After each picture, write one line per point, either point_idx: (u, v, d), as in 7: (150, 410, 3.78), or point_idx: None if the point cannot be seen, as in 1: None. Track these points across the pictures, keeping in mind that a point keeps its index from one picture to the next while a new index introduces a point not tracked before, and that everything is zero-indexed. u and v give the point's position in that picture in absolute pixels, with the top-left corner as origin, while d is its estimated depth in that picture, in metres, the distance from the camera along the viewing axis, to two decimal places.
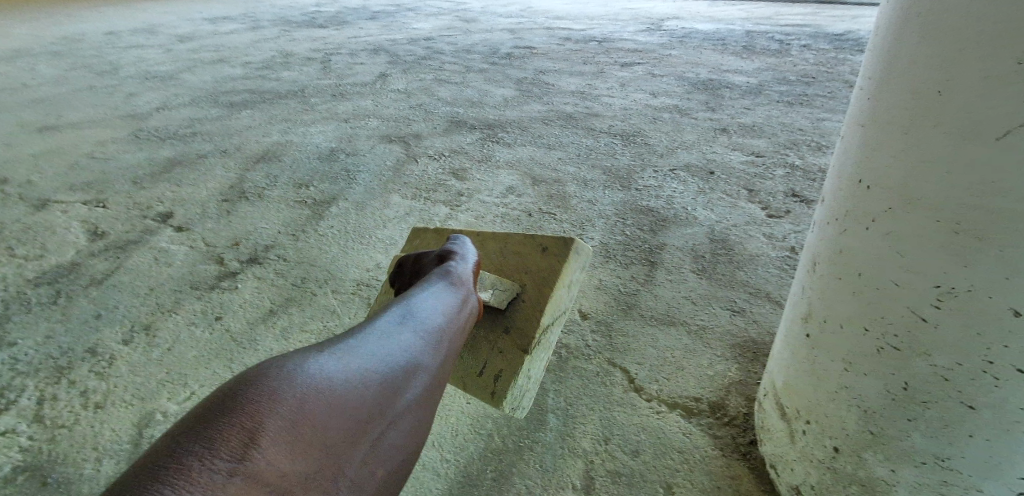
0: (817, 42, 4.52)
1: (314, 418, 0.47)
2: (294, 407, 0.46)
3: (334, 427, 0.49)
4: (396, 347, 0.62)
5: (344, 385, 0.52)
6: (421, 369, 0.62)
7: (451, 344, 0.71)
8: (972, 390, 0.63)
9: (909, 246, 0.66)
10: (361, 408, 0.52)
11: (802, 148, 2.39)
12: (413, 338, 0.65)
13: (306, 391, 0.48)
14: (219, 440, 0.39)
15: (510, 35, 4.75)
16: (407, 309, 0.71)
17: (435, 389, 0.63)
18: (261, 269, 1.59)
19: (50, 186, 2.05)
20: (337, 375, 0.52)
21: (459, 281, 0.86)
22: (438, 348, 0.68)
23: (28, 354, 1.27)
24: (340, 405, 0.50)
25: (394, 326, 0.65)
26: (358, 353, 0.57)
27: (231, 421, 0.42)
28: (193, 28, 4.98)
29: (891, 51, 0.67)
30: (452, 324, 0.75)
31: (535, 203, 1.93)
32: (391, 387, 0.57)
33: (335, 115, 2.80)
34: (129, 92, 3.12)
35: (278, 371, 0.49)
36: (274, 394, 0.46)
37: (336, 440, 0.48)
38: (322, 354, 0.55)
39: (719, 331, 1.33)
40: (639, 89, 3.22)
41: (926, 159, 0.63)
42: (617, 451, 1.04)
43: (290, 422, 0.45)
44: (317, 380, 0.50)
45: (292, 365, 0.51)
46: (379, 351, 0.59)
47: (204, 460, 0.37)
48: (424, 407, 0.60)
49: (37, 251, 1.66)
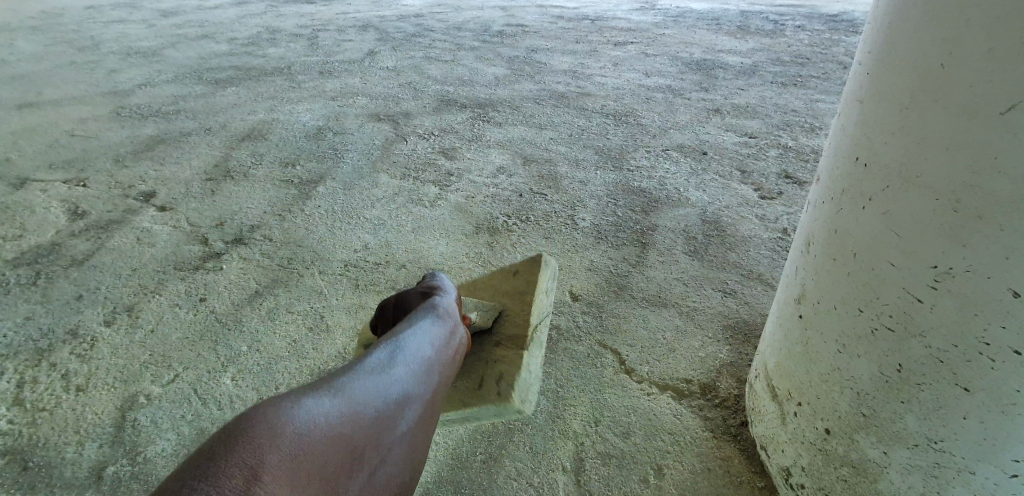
0: (811, 23, 4.48)
1: (315, 454, 0.45)
2: (297, 443, 0.44)
3: (331, 464, 0.47)
4: (392, 378, 0.60)
5: (343, 421, 0.50)
6: (414, 404, 0.60)
7: (441, 377, 0.69)
8: (966, 372, 0.62)
9: (910, 230, 0.64)
10: (356, 444, 0.50)
11: (795, 129, 2.37)
12: (408, 369, 0.63)
13: (308, 428, 0.46)
14: (228, 473, 0.37)
15: (502, 12, 4.67)
16: (401, 338, 0.69)
17: (426, 424, 0.61)
18: (247, 249, 1.56)
19: (28, 164, 1.99)
20: (336, 412, 0.50)
21: (449, 309, 0.84)
22: (430, 381, 0.66)
23: (8, 337, 1.24)
24: (337, 444, 0.48)
25: (389, 357, 0.63)
26: (355, 384, 0.55)
27: (238, 455, 0.39)
28: (177, 3, 4.84)
29: (892, 26, 0.65)
30: (444, 354, 0.72)
31: (526, 183, 1.90)
32: (386, 422, 0.55)
33: (322, 93, 2.74)
34: (110, 68, 3.04)
35: (278, 403, 0.47)
36: (275, 429, 0.44)
37: (331, 476, 0.46)
38: (321, 387, 0.52)
39: (710, 313, 1.32)
40: (632, 69, 3.18)
41: (933, 140, 0.60)
42: (608, 433, 1.04)
43: (293, 459, 0.43)
44: (318, 417, 0.48)
45: (291, 398, 0.48)
46: (375, 383, 0.57)
47: (215, 493, 0.35)
48: (415, 442, 0.58)
49: (16, 231, 1.61)
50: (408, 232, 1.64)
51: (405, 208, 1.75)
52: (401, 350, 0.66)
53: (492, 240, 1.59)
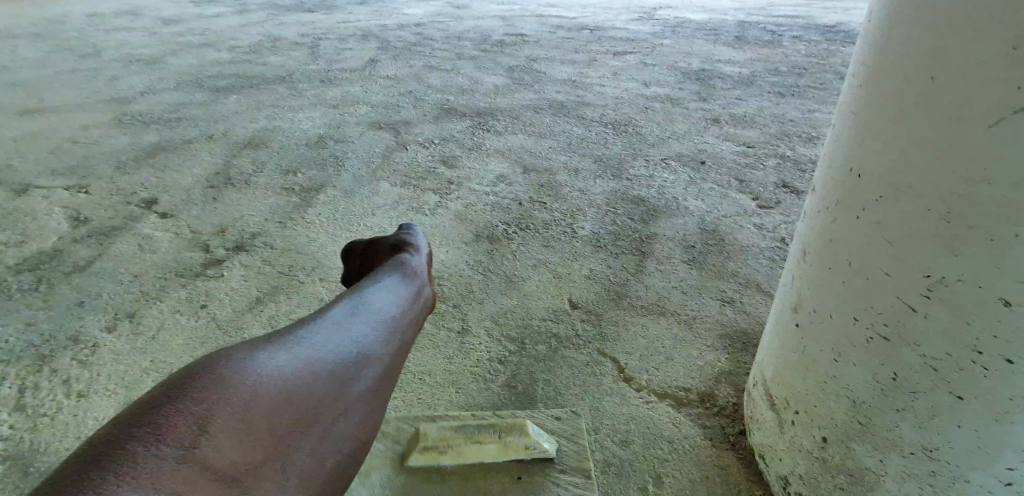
0: (808, 34, 4.52)
1: (261, 408, 0.48)
2: (243, 398, 0.47)
3: (282, 418, 0.50)
4: (352, 336, 0.63)
5: (294, 377, 0.53)
6: (374, 360, 0.63)
7: (407, 333, 0.72)
8: (960, 381, 0.63)
9: (902, 238, 0.66)
10: (309, 398, 0.54)
11: (793, 139, 2.39)
12: (369, 327, 0.66)
13: (256, 383, 0.49)
14: (167, 425, 0.40)
15: (501, 22, 4.70)
16: (363, 298, 0.71)
17: (387, 379, 0.64)
18: (248, 256, 1.57)
19: (30, 170, 2.00)
20: (286, 368, 0.53)
21: (416, 272, 0.88)
22: (394, 337, 0.68)
23: (9, 342, 1.24)
24: (287, 398, 0.51)
25: (349, 314, 0.66)
26: (310, 343, 0.58)
27: (179, 409, 0.43)
28: (179, 11, 4.88)
29: (884, 36, 0.67)
30: (409, 313, 0.75)
31: (525, 192, 1.92)
32: (341, 378, 0.58)
33: (324, 101, 2.76)
34: (112, 75, 3.05)
35: (228, 360, 0.50)
36: (222, 383, 0.47)
37: (282, 429, 0.50)
38: (275, 345, 0.55)
39: (708, 322, 1.33)
40: (631, 78, 3.21)
41: (924, 148, 0.61)
42: (607, 441, 1.04)
43: (239, 414, 0.46)
44: (266, 373, 0.51)
45: (241, 353, 0.52)
46: (332, 341, 0.60)
47: (151, 446, 0.38)
48: (376, 396, 0.62)
49: (18, 237, 1.62)
50: None
51: (405, 216, 1.76)
52: (362, 309, 0.68)
53: (492, 249, 1.60)
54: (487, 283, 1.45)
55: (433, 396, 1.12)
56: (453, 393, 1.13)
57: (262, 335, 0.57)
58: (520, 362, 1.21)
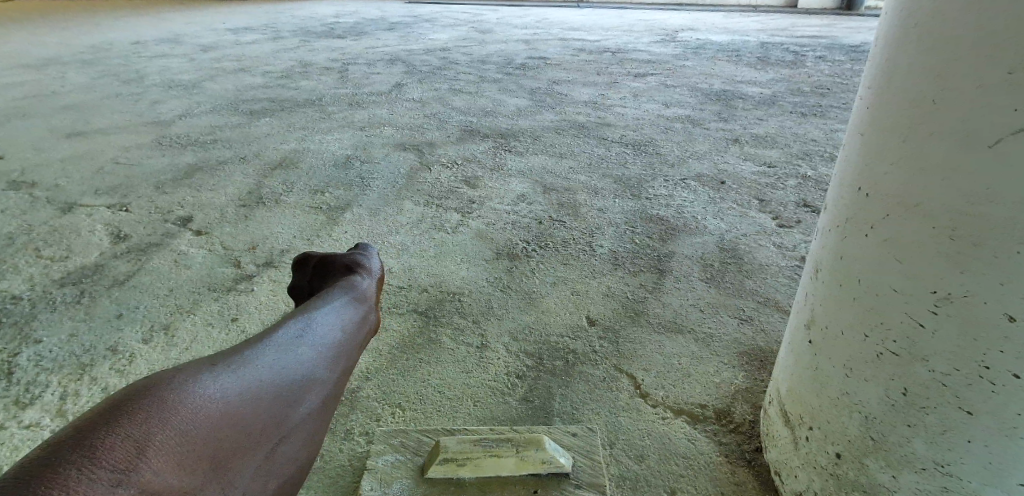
0: (832, 54, 4.52)
1: (203, 430, 0.59)
2: (185, 422, 0.57)
3: (224, 438, 0.61)
4: (292, 362, 0.75)
5: (235, 399, 0.65)
6: (316, 387, 0.76)
7: (346, 359, 0.86)
8: (970, 396, 0.64)
9: (906, 254, 0.67)
10: (248, 421, 0.65)
11: (815, 159, 2.39)
12: (310, 352, 0.80)
13: (197, 405, 0.60)
14: (102, 449, 0.49)
15: (524, 46, 4.81)
16: (307, 325, 0.85)
17: (328, 402, 0.77)
18: (277, 272, 1.63)
19: (76, 189, 2.11)
20: (227, 395, 0.64)
21: (364, 298, 1.04)
22: (334, 365, 0.82)
23: (53, 351, 1.31)
24: (228, 422, 0.62)
25: (293, 341, 0.79)
26: (252, 367, 0.70)
27: (118, 433, 0.51)
28: (216, 38, 5.11)
29: (890, 61, 0.69)
30: (349, 337, 0.90)
31: (545, 211, 1.95)
32: (283, 404, 0.70)
33: (352, 123, 2.85)
34: (153, 100, 3.21)
35: (177, 386, 0.61)
36: (167, 409, 0.57)
37: (226, 449, 0.61)
38: (218, 370, 0.66)
39: (726, 340, 1.33)
40: (652, 99, 3.24)
41: (927, 169, 0.64)
42: (622, 456, 1.05)
43: (180, 435, 0.56)
44: (207, 398, 0.62)
45: (187, 379, 0.62)
46: (275, 366, 0.73)
47: (85, 470, 0.46)
48: (316, 419, 0.74)
49: (63, 252, 1.71)
50: (430, 257, 1.68)
51: (428, 234, 1.81)
52: (305, 337, 0.81)
53: (511, 266, 1.63)
54: (505, 300, 1.48)
55: (451, 409, 1.15)
56: (471, 408, 1.15)
57: (207, 360, 0.68)
58: (537, 376, 1.23)
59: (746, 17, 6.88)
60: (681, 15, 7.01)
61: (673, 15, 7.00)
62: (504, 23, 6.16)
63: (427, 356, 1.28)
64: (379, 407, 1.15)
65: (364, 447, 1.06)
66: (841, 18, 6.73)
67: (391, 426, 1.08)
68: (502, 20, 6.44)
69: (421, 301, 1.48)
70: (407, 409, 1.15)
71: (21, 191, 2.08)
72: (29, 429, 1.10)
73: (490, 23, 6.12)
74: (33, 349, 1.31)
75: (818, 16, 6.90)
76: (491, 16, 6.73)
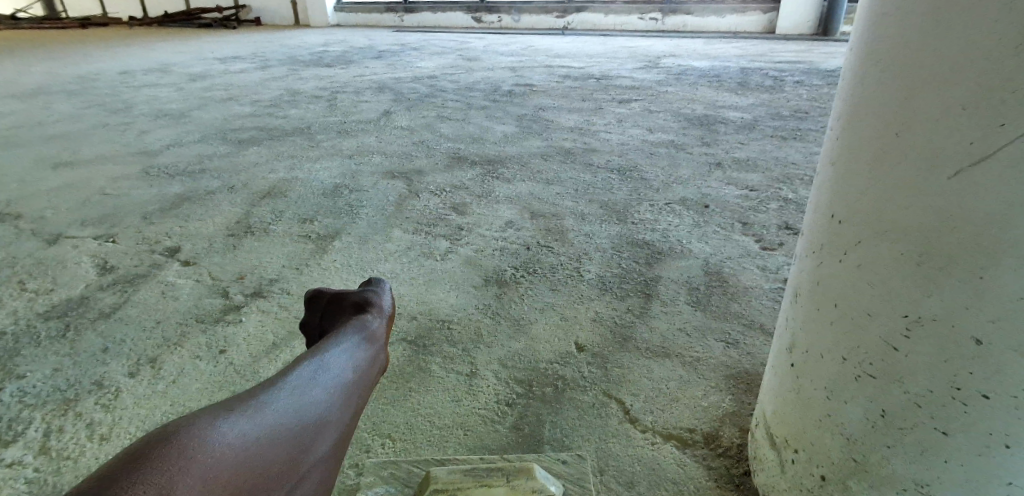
0: (810, 78, 4.66)
1: (220, 475, 0.61)
2: (206, 467, 0.60)
3: (242, 481, 0.63)
4: (306, 405, 0.78)
5: (253, 444, 0.67)
6: (328, 429, 0.78)
7: (356, 399, 0.87)
8: (942, 416, 0.66)
9: (879, 278, 0.70)
10: (265, 463, 0.67)
11: (795, 182, 2.44)
12: (321, 394, 0.81)
13: (215, 452, 0.62)
14: None
15: (511, 73, 4.90)
16: (317, 366, 0.86)
17: (339, 445, 0.79)
18: (265, 302, 1.63)
19: (61, 221, 2.10)
20: (243, 438, 0.66)
21: (374, 337, 1.05)
22: (344, 407, 0.83)
23: (36, 386, 1.29)
24: (246, 465, 0.64)
25: (305, 382, 0.81)
26: (267, 411, 0.72)
27: (139, 480, 0.54)
28: (204, 67, 5.16)
29: (856, 93, 0.73)
30: (360, 378, 0.92)
31: (533, 236, 1.98)
32: (298, 447, 0.72)
33: (340, 151, 2.88)
34: (140, 130, 3.22)
35: (199, 432, 0.63)
36: (187, 456, 0.59)
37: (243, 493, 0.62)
38: (235, 415, 0.68)
39: (712, 363, 1.35)
40: (636, 125, 3.31)
41: (893, 200, 0.67)
42: (612, 482, 1.05)
43: (200, 480, 0.58)
44: (226, 442, 0.64)
45: (210, 424, 0.65)
46: (288, 407, 0.75)
47: None
48: (328, 462, 0.76)
49: (48, 284, 1.69)
50: (419, 285, 1.69)
51: (417, 262, 1.82)
52: (316, 379, 0.83)
53: (500, 292, 1.64)
54: (495, 326, 1.49)
55: (441, 438, 1.15)
56: (460, 436, 1.15)
57: (223, 404, 0.70)
58: (527, 404, 1.24)
59: (726, 43, 7.09)
60: (663, 42, 7.20)
61: (655, 42, 7.18)
62: (491, 50, 6.27)
63: (417, 386, 1.28)
64: (369, 438, 1.14)
65: (354, 479, 1.06)
66: (816, 43, 6.96)
67: (379, 458, 1.08)
68: (488, 47, 6.56)
69: (411, 330, 1.48)
70: (399, 439, 1.14)
71: (6, 223, 2.07)
72: (12, 468, 1.08)
73: (477, 51, 6.23)
74: (16, 385, 1.29)
75: (795, 41, 7.12)
76: (478, 44, 6.86)
